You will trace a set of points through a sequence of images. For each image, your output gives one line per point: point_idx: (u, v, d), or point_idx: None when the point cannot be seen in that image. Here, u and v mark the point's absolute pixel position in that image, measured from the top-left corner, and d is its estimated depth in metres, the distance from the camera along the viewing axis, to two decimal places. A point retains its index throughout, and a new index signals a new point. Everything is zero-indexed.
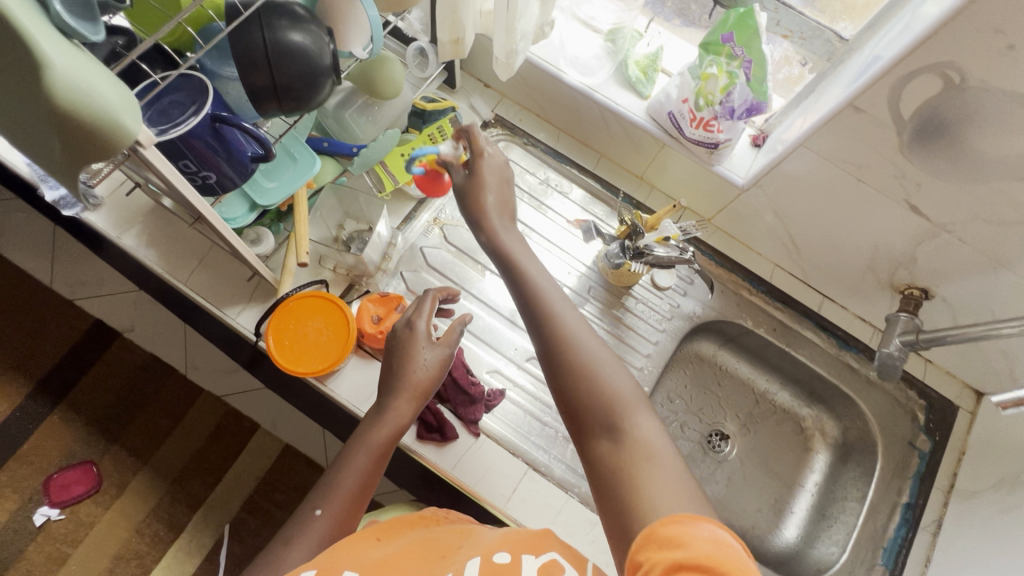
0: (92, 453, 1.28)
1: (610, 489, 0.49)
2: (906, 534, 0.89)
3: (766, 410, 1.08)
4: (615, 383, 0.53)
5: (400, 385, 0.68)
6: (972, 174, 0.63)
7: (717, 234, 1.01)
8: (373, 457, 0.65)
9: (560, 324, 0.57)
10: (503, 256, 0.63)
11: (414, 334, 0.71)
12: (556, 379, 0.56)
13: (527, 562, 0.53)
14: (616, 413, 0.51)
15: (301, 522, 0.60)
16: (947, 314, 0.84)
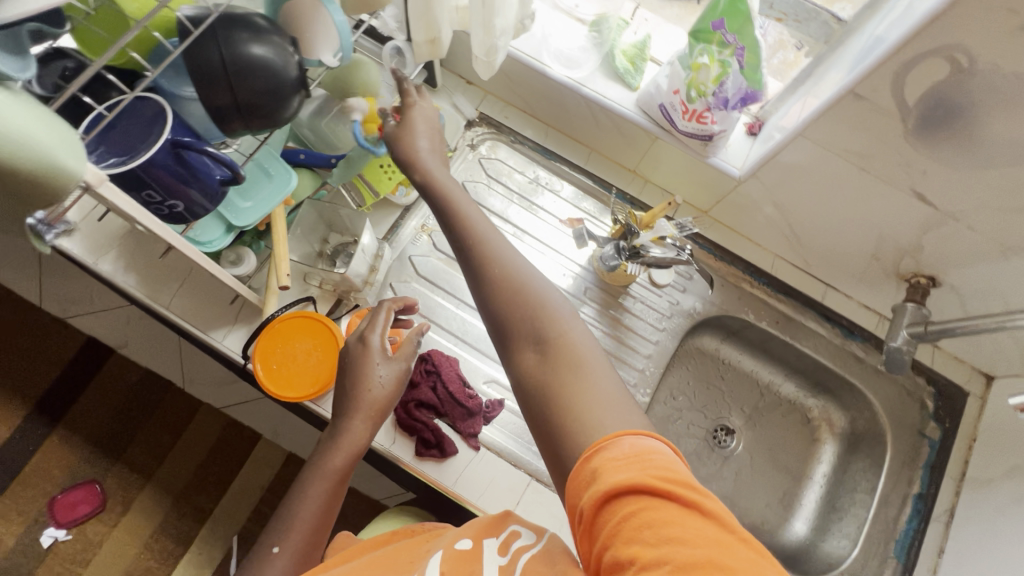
0: (95, 473, 1.27)
1: (539, 399, 0.49)
2: (918, 526, 0.88)
3: (771, 402, 1.06)
4: (543, 299, 0.54)
5: (354, 406, 0.67)
6: (982, 160, 0.59)
7: (715, 226, 0.97)
8: (330, 484, 0.66)
9: (488, 249, 0.58)
10: (461, 238, 0.60)
11: (368, 351, 0.68)
12: (485, 298, 0.56)
13: (488, 545, 0.53)
14: (543, 324, 0.52)
15: (259, 559, 0.62)
16: (956, 302, 0.81)
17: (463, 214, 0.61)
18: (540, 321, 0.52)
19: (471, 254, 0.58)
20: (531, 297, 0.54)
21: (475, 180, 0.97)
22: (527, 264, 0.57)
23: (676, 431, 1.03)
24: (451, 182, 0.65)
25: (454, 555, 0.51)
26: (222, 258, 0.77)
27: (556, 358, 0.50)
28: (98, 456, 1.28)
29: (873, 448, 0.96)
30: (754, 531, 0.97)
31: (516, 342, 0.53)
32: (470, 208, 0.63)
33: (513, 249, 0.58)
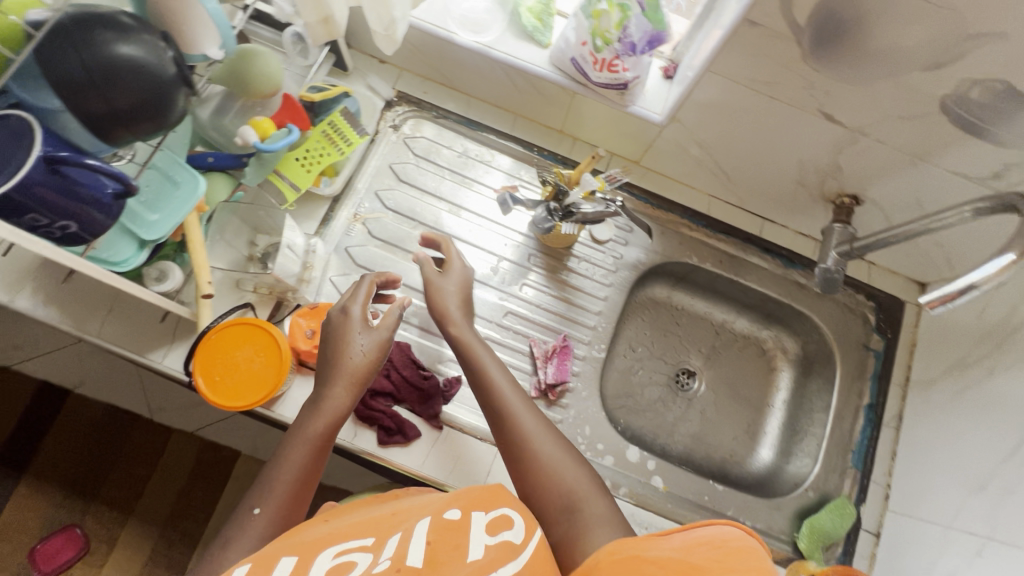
0: (72, 516, 1.23)
1: (566, 558, 0.57)
2: (871, 434, 0.92)
3: (727, 339, 1.08)
4: (572, 471, 0.63)
5: (336, 372, 0.67)
6: (876, 73, 0.60)
7: (648, 175, 0.98)
8: (310, 451, 0.64)
9: (520, 424, 0.67)
10: (489, 391, 0.70)
11: (351, 321, 0.70)
12: (521, 473, 0.65)
13: (475, 518, 0.52)
14: (574, 494, 0.61)
15: (238, 523, 0.59)
16: (880, 216, 0.83)
17: (491, 383, 0.71)
18: (573, 495, 0.61)
19: (508, 427, 0.68)
20: (563, 473, 0.63)
21: (403, 161, 0.95)
22: (556, 437, 0.67)
23: (639, 381, 1.05)
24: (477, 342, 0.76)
25: (442, 523, 0.50)
26: (144, 276, 0.74)
27: (585, 523, 0.58)
28: (72, 500, 1.24)
29: (825, 368, 1.00)
30: (723, 464, 1.00)
31: (550, 513, 0.61)
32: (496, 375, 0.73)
33: (543, 424, 0.68)
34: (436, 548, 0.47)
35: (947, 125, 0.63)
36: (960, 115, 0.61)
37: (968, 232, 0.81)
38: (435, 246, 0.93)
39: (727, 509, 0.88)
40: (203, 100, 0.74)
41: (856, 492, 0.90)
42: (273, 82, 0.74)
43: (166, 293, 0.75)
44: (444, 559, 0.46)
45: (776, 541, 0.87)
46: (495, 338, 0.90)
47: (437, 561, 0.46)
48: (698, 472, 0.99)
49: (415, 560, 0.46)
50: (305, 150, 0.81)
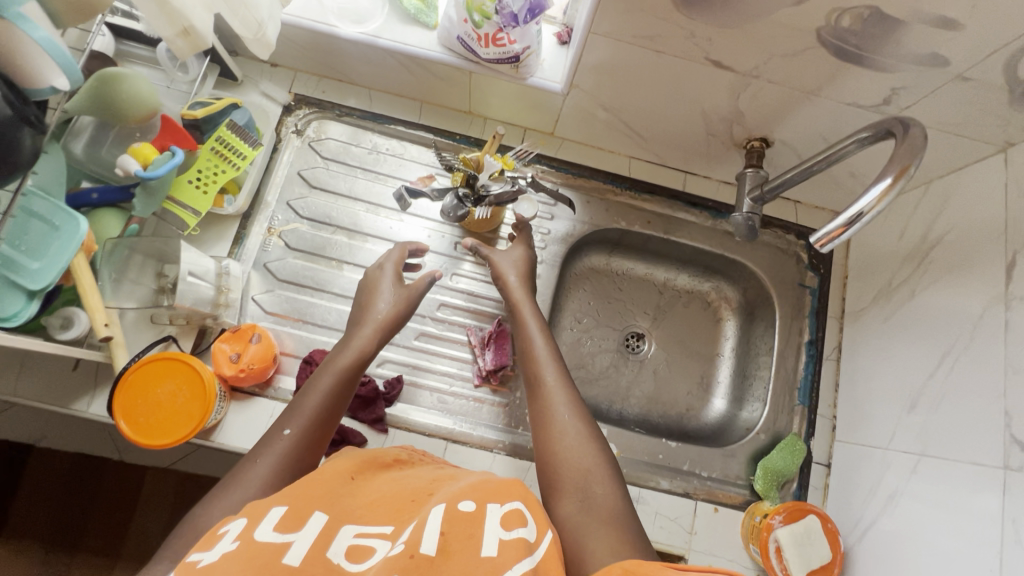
0: (58, 569, 1.21)
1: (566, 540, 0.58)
2: (814, 369, 0.94)
3: (671, 297, 1.09)
4: (590, 452, 0.66)
5: (368, 319, 0.80)
6: (748, 14, 0.59)
7: (566, 146, 0.97)
8: (337, 378, 0.72)
9: (553, 401, 0.71)
10: (535, 364, 0.76)
11: (382, 274, 0.84)
12: (545, 444, 0.68)
13: (490, 511, 0.53)
14: (591, 479, 0.63)
15: (269, 439, 0.66)
16: (792, 154, 0.83)
17: (537, 362, 0.76)
18: (590, 479, 0.63)
19: (543, 397, 0.73)
20: (582, 451, 0.66)
21: (312, 166, 0.92)
22: (583, 418, 0.70)
23: (589, 351, 1.05)
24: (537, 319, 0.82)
25: (458, 513, 0.52)
26: (48, 327, 0.71)
27: (593, 507, 0.60)
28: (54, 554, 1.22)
29: (766, 312, 1.01)
30: (680, 419, 1.02)
31: (562, 485, 0.64)
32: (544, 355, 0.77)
33: (575, 402, 0.71)
34: (451, 539, 0.49)
35: (828, 56, 0.62)
36: (838, 45, 0.60)
37: (874, 158, 0.81)
38: (357, 248, 0.91)
39: (683, 464, 0.89)
40: (73, 134, 0.70)
41: (805, 428, 0.92)
42: (148, 105, 0.72)
43: (75, 340, 0.71)
44: (456, 551, 0.48)
45: (734, 486, 0.89)
46: (433, 332, 0.90)
47: (450, 551, 0.47)
48: (656, 431, 1.00)
49: (430, 547, 0.47)
50: (197, 170, 0.77)
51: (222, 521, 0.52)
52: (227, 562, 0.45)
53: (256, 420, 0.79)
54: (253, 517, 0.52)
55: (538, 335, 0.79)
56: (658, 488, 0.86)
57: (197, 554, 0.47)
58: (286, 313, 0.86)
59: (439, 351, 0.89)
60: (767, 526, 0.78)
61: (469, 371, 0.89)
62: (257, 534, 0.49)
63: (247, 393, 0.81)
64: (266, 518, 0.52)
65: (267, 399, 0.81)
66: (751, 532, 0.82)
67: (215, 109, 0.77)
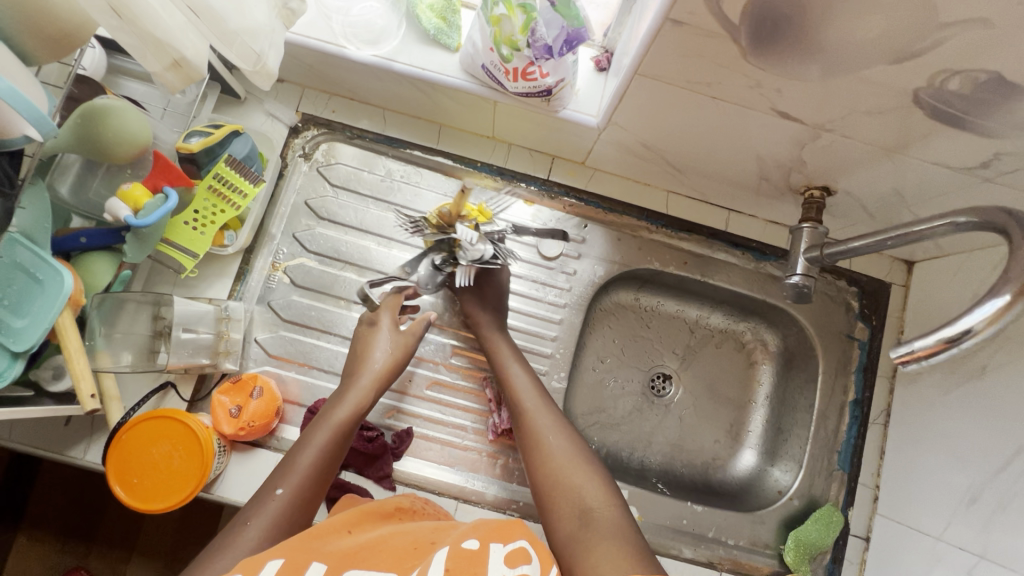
0: (75, 559, 1.10)
1: (575, 562, 0.58)
2: (858, 432, 0.87)
3: (703, 336, 1.01)
4: (583, 469, 0.66)
5: (364, 372, 0.74)
6: (834, 68, 0.49)
7: (598, 177, 0.88)
8: (332, 435, 0.68)
9: (536, 421, 0.71)
10: (511, 392, 0.75)
11: (378, 322, 0.78)
12: (534, 469, 0.68)
13: (493, 549, 0.53)
14: (585, 497, 0.63)
15: (259, 499, 0.62)
16: (856, 204, 0.73)
17: (514, 388, 0.75)
18: (584, 497, 0.63)
19: (525, 422, 0.72)
20: (574, 470, 0.66)
21: (320, 195, 0.84)
22: (569, 435, 0.70)
23: (612, 394, 0.98)
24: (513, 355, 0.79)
25: (461, 553, 0.52)
26: (39, 379, 0.67)
27: (593, 523, 0.60)
28: (62, 559, 1.10)
29: (807, 363, 0.93)
30: (706, 470, 0.95)
31: (559, 508, 0.63)
32: (520, 379, 0.76)
33: (560, 424, 0.71)
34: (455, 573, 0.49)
35: (920, 118, 0.53)
36: (938, 108, 0.50)
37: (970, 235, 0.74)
38: (367, 286, 0.84)
39: (708, 530, 0.84)
40: (61, 171, 0.64)
41: (843, 496, 0.85)
42: (135, 144, 0.64)
43: (67, 391, 0.68)
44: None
45: (761, 555, 0.83)
46: (446, 381, 0.84)
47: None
48: (679, 483, 0.94)
49: None
50: (193, 211, 0.71)
51: None
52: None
53: (257, 473, 0.75)
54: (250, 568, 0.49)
55: (515, 365, 0.78)
56: (681, 557, 0.82)
57: None
58: (290, 357, 0.81)
59: (452, 401, 0.83)
60: None
61: (484, 425, 0.83)
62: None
63: (249, 444, 0.76)
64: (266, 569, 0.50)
65: (269, 451, 0.76)
66: None
67: (214, 140, 0.70)
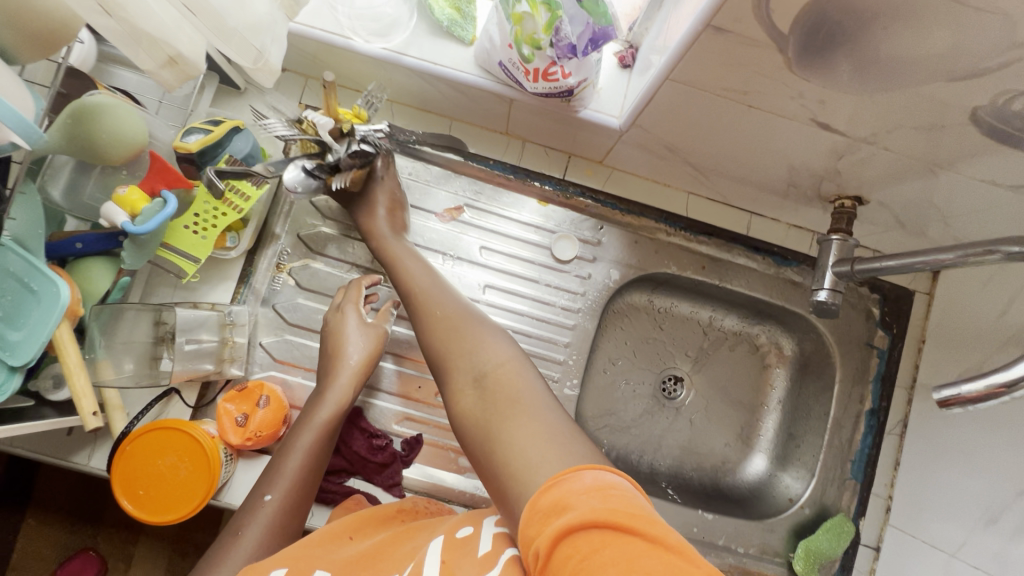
0: (85, 539, 1.10)
1: (480, 439, 0.55)
2: (873, 441, 0.85)
3: (716, 339, 0.99)
4: (477, 338, 0.63)
5: (335, 370, 0.71)
6: (887, 83, 0.45)
7: (615, 176, 0.85)
8: (318, 437, 0.66)
9: (429, 299, 0.69)
10: (404, 280, 0.72)
11: (344, 318, 0.74)
12: (430, 347, 0.65)
13: (486, 524, 0.52)
14: (481, 361, 0.60)
15: (250, 509, 0.62)
16: (889, 215, 0.70)
17: (407, 274, 0.71)
18: (479, 361, 0.60)
19: (417, 305, 0.69)
20: (465, 340, 0.63)
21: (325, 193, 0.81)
22: (464, 307, 0.67)
23: (622, 396, 0.97)
24: (403, 251, 0.74)
25: (454, 542, 0.51)
26: (40, 390, 0.65)
27: (492, 392, 0.57)
28: (70, 540, 1.10)
29: (822, 370, 0.91)
30: (715, 474, 0.95)
31: (456, 379, 0.60)
32: (412, 265, 0.73)
33: (453, 298, 0.69)
34: (451, 563, 0.48)
35: (974, 136, 0.49)
36: (995, 127, 0.47)
37: None
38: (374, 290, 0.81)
39: (718, 538, 0.83)
40: (52, 174, 0.60)
41: (856, 505, 0.84)
42: (133, 142, 0.61)
43: (69, 400, 0.66)
44: (459, 567, 0.47)
45: (770, 563, 0.83)
46: None
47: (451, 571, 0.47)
48: (688, 486, 0.94)
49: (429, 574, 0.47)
50: (194, 214, 0.67)
51: None
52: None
53: None
54: None
55: (410, 253, 0.74)
56: None
57: None
58: (296, 363, 0.78)
59: None
60: None
61: None
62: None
63: (256, 451, 0.75)
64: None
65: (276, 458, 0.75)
66: None
67: (214, 139, 0.66)
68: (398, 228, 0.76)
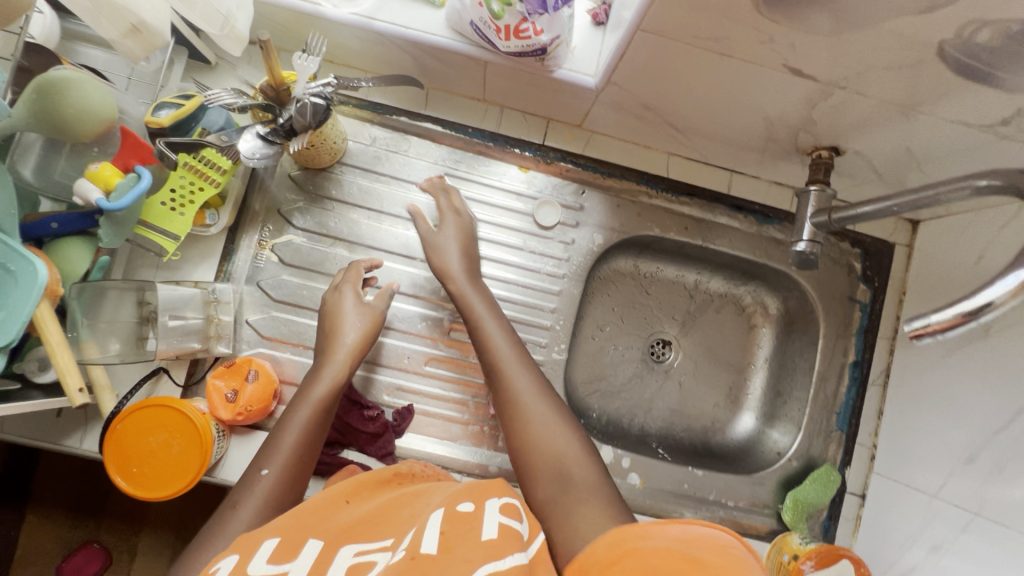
0: (87, 532, 1.11)
1: (552, 523, 0.59)
2: (857, 393, 0.87)
3: (702, 301, 1.00)
4: (562, 436, 0.65)
5: (333, 349, 0.71)
6: (854, 21, 0.45)
7: (595, 140, 0.84)
8: (313, 413, 0.67)
9: (514, 380, 0.69)
10: (483, 339, 0.72)
11: (343, 297, 0.74)
12: (511, 428, 0.67)
13: (488, 507, 0.50)
14: (565, 460, 0.64)
15: (246, 483, 0.62)
16: (866, 165, 0.70)
17: (488, 340, 0.71)
18: (560, 457, 0.64)
19: (503, 382, 0.69)
20: (554, 434, 0.65)
21: (304, 168, 0.80)
22: (549, 397, 0.69)
23: (611, 361, 0.98)
24: (482, 303, 0.74)
25: (455, 515, 0.49)
26: (25, 372, 0.65)
27: (572, 492, 0.60)
28: (73, 533, 1.11)
29: (807, 327, 0.92)
30: (705, 434, 0.96)
31: (537, 471, 0.64)
32: (494, 329, 0.72)
33: (537, 381, 0.69)
34: (451, 535, 0.46)
35: (942, 73, 0.49)
36: (962, 62, 0.47)
37: None
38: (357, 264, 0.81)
39: (709, 493, 0.85)
40: (22, 151, 0.59)
41: (841, 455, 0.86)
42: (104, 119, 0.61)
43: (56, 382, 0.66)
44: (458, 542, 0.45)
45: (760, 515, 0.85)
46: (445, 356, 0.82)
47: (451, 544, 0.44)
48: (678, 446, 0.95)
49: (430, 547, 0.45)
50: (170, 190, 0.67)
51: (212, 560, 0.50)
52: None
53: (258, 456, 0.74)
54: (246, 551, 0.50)
55: (490, 318, 0.73)
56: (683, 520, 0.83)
57: None
58: (284, 338, 0.79)
59: (451, 377, 0.81)
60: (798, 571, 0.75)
61: (484, 399, 0.82)
62: (253, 568, 0.47)
63: (248, 427, 0.75)
64: (260, 551, 0.49)
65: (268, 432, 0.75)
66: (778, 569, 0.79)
67: (186, 112, 0.65)
68: (470, 271, 0.75)
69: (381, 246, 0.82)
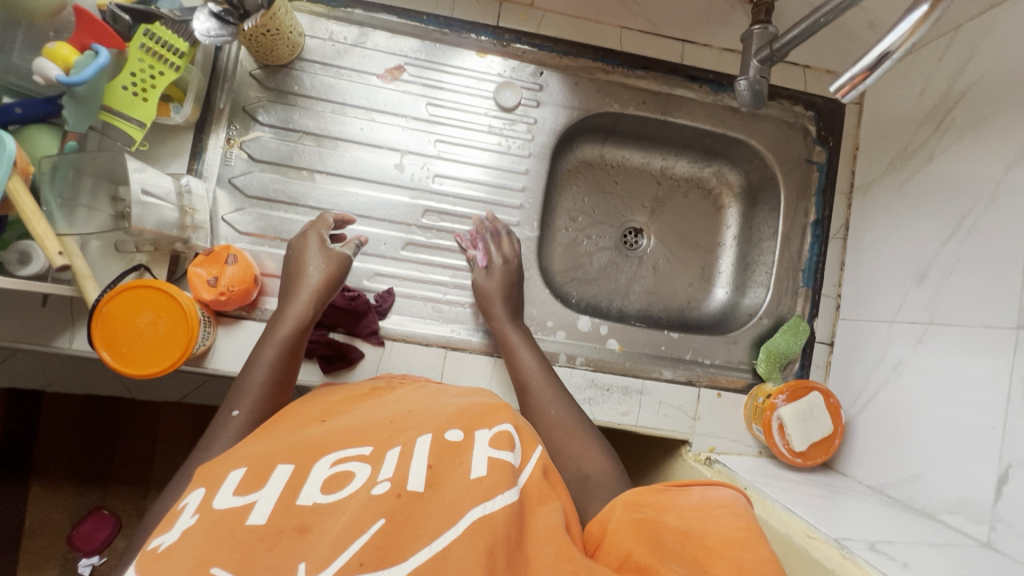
0: (93, 500, 1.07)
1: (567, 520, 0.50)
2: (820, 249, 0.91)
3: (669, 187, 1.03)
4: (581, 438, 0.60)
5: (293, 289, 0.68)
6: None
7: (549, 19, 0.85)
8: (279, 352, 0.62)
9: (540, 393, 0.68)
10: (508, 349, 0.74)
11: (308, 242, 0.72)
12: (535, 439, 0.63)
13: (478, 437, 0.45)
14: (585, 465, 0.56)
15: (214, 426, 0.56)
16: (804, 5, 0.74)
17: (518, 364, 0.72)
18: (580, 466, 0.56)
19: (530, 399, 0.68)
20: (572, 441, 0.59)
21: (264, 65, 0.81)
22: (573, 411, 0.65)
23: (587, 251, 1.00)
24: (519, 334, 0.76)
25: (443, 444, 0.43)
26: (6, 262, 0.65)
27: (592, 488, 0.53)
28: (81, 501, 1.07)
29: (769, 193, 0.95)
30: (682, 311, 1.00)
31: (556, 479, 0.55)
32: (527, 355, 0.73)
33: (563, 396, 0.67)
34: (440, 470, 0.41)
35: None
36: None
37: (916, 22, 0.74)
38: (328, 155, 0.83)
39: (686, 353, 0.89)
40: None
41: (809, 308, 0.90)
42: None
43: (37, 275, 0.66)
44: (447, 479, 0.40)
45: (737, 370, 0.89)
46: (421, 241, 0.84)
47: (440, 482, 0.40)
48: (657, 324, 0.98)
49: (418, 483, 0.39)
50: (130, 74, 0.68)
51: (179, 496, 0.41)
52: (181, 545, 0.34)
53: (247, 341, 0.77)
54: (210, 482, 0.42)
55: (524, 349, 0.74)
56: (662, 378, 0.86)
57: (154, 540, 0.37)
58: (263, 233, 0.80)
59: (430, 260, 0.84)
60: (771, 406, 0.79)
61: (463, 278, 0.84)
62: (215, 502, 0.38)
63: (234, 317, 0.77)
64: (226, 482, 0.40)
65: (255, 321, 0.78)
66: (754, 412, 0.83)
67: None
68: (513, 315, 0.78)
69: (349, 139, 0.83)
